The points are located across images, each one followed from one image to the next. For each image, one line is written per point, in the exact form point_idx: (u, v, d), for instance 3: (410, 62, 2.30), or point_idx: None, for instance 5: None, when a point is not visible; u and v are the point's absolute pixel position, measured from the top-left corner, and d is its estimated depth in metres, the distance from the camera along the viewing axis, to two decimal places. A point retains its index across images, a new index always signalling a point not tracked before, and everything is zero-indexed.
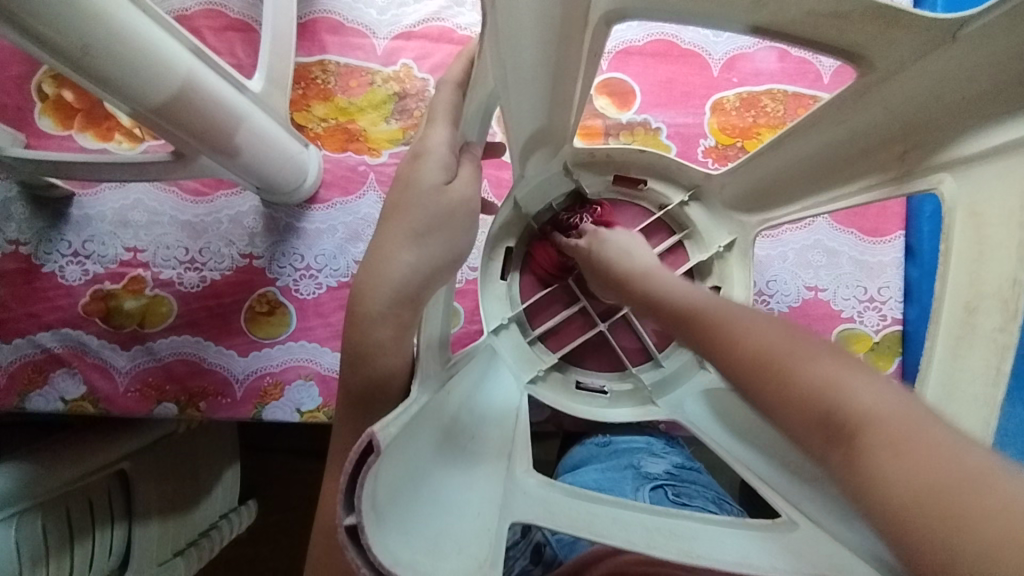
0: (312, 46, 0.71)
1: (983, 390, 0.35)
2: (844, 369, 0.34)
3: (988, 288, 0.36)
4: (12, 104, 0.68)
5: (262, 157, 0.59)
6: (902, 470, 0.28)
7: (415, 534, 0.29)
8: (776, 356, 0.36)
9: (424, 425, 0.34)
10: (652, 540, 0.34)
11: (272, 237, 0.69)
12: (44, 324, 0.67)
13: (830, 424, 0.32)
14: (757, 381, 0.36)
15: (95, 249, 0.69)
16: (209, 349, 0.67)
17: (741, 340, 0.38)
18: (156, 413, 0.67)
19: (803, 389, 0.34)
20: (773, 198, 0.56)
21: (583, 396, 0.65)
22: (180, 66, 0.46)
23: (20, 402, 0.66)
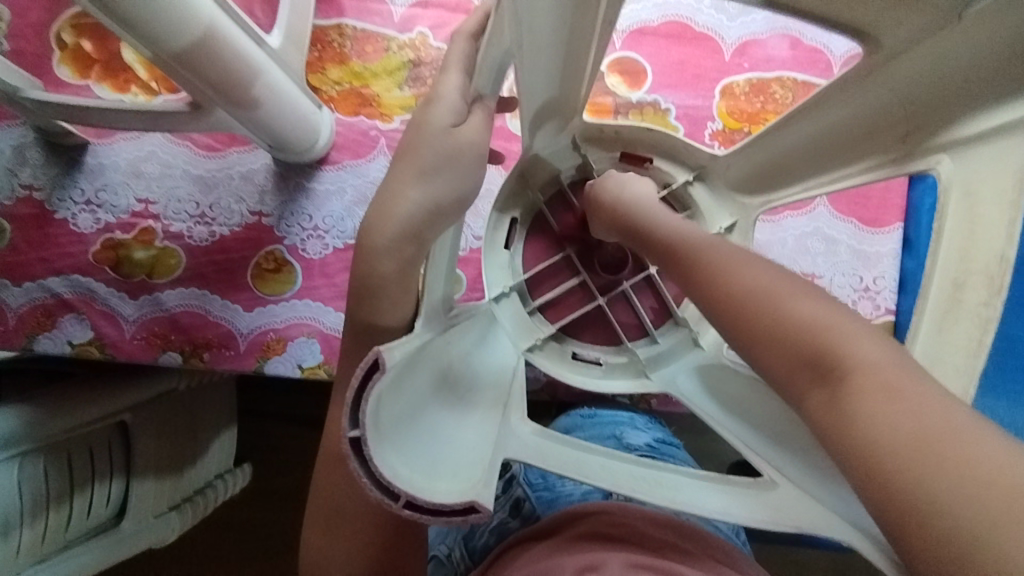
0: (330, 9, 0.71)
1: (965, 362, 0.37)
2: (830, 312, 0.36)
3: (975, 265, 0.37)
4: (31, 51, 0.69)
5: (277, 113, 0.60)
6: (896, 415, 0.30)
7: (414, 455, 0.31)
8: (774, 294, 0.37)
9: (425, 361, 0.36)
10: (638, 485, 0.36)
11: (282, 196, 0.70)
12: (55, 270, 0.68)
13: (819, 364, 0.34)
14: (752, 317, 0.37)
15: (108, 199, 0.70)
16: (215, 303, 0.69)
17: (742, 280, 0.39)
18: (161, 362, 0.68)
19: (796, 326, 0.35)
20: (777, 180, 0.57)
21: (579, 366, 0.66)
22: (203, 13, 0.47)
23: (28, 343, 0.68)
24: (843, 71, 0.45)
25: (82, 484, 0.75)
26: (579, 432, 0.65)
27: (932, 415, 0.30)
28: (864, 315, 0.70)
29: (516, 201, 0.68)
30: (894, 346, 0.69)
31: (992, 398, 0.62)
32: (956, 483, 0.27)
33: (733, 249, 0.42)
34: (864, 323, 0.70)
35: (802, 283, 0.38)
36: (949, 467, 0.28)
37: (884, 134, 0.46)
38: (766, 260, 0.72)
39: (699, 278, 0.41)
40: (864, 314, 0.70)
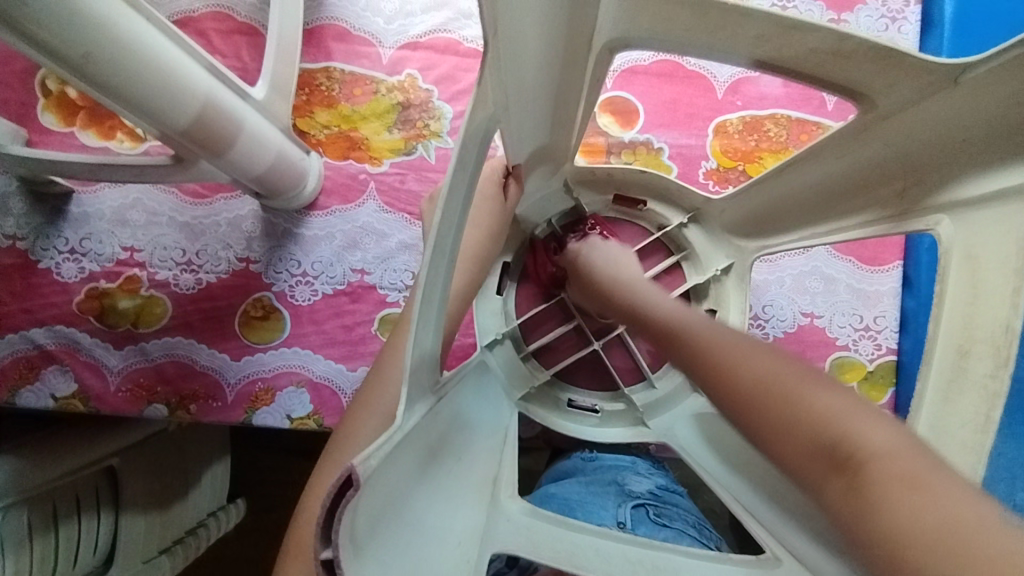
0: (318, 52, 0.71)
1: (972, 436, 0.35)
2: (837, 399, 0.37)
3: (981, 333, 0.36)
4: (15, 99, 0.68)
5: (264, 167, 0.59)
6: (918, 507, 0.30)
7: (393, 564, 0.31)
8: (786, 386, 0.39)
9: (410, 447, 0.34)
10: (632, 572, 0.38)
11: (269, 242, 0.69)
12: (38, 321, 0.67)
13: (835, 455, 0.35)
14: (764, 404, 0.39)
15: (93, 247, 0.68)
16: (202, 352, 0.67)
17: (749, 365, 0.41)
18: (147, 414, 0.67)
19: (810, 416, 0.37)
20: (772, 225, 0.56)
21: (575, 415, 0.65)
22: (185, 73, 0.46)
23: (10, 398, 0.66)
24: (838, 126, 0.45)
25: (67, 527, 0.73)
26: (579, 477, 0.62)
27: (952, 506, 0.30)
28: (864, 355, 0.68)
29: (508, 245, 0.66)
30: (897, 387, 0.67)
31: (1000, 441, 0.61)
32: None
33: (740, 334, 0.44)
34: (865, 363, 0.68)
35: (806, 370, 0.40)
36: (981, 559, 0.27)
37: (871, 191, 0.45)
38: (764, 300, 0.70)
39: (707, 364, 0.43)
40: (864, 354, 0.68)
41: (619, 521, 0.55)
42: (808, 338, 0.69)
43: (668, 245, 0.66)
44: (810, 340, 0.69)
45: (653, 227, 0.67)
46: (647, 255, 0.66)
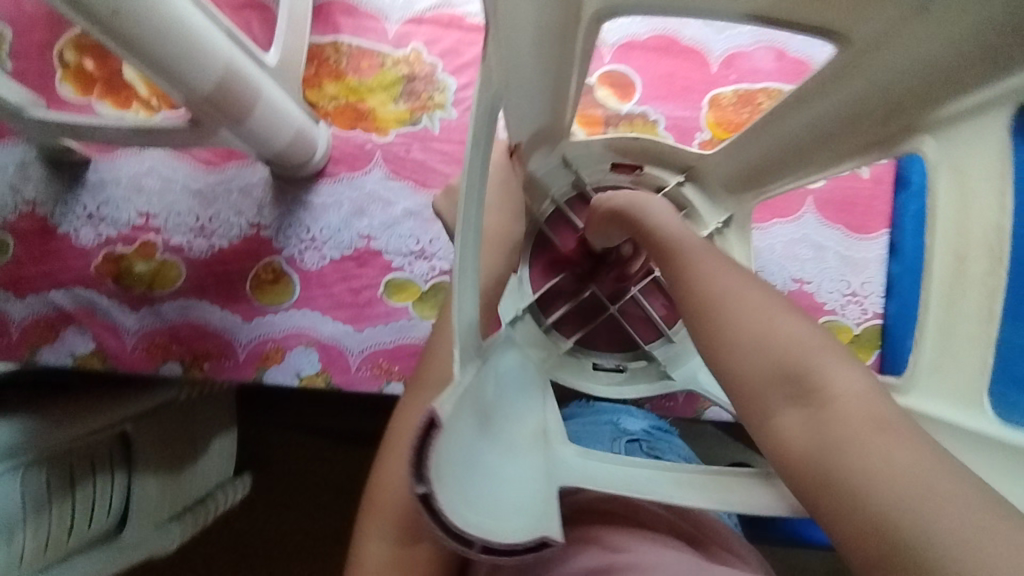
0: (326, 27, 0.73)
1: (979, 327, 0.39)
2: (799, 329, 0.40)
3: (974, 236, 0.40)
4: (35, 70, 0.71)
5: (282, 133, 0.62)
6: (902, 458, 0.34)
7: (480, 498, 0.35)
8: (762, 313, 0.40)
9: (471, 401, 0.37)
10: (686, 491, 0.42)
11: (279, 209, 0.71)
12: (57, 283, 0.70)
13: (802, 384, 0.38)
14: (743, 333, 0.40)
15: (109, 213, 0.71)
16: (215, 314, 0.70)
17: (718, 292, 0.42)
18: (162, 372, 0.70)
19: (782, 345, 0.39)
20: (768, 173, 0.58)
21: (601, 377, 0.67)
22: (207, 40, 0.49)
23: (31, 356, 0.69)
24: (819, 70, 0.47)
25: (83, 486, 0.75)
26: (577, 419, 0.65)
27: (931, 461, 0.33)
28: (852, 319, 0.71)
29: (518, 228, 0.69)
30: (884, 349, 0.70)
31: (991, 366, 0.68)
32: (948, 520, 0.31)
33: (712, 262, 0.44)
34: (853, 327, 0.71)
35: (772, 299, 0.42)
36: (954, 503, 0.31)
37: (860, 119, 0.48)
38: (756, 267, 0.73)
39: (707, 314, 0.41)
40: (852, 318, 0.71)
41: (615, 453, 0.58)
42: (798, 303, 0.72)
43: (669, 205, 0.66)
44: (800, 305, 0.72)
45: (652, 188, 0.67)
46: None
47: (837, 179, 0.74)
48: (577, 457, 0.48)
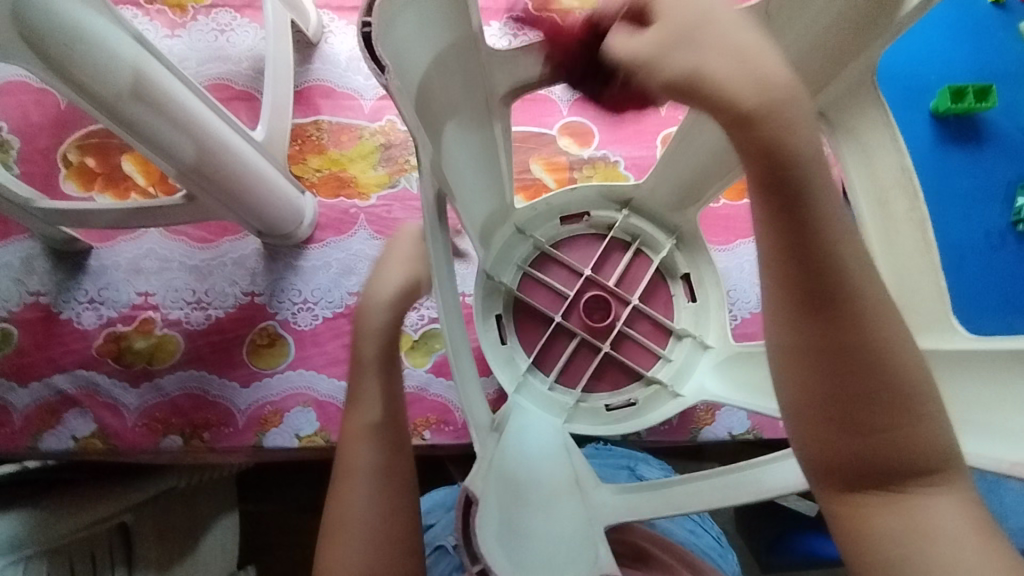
0: (307, 109, 0.80)
1: (922, 260, 0.45)
2: (936, 426, 0.32)
3: (885, 181, 0.46)
4: (41, 172, 0.77)
5: (275, 203, 0.68)
6: (986, 557, 0.31)
7: (528, 561, 0.39)
8: (916, 402, 0.32)
9: (494, 481, 0.42)
10: (724, 496, 0.42)
11: (272, 276, 0.75)
12: (60, 367, 0.72)
13: (911, 473, 0.32)
14: (882, 415, 0.32)
15: (110, 295, 0.75)
16: (213, 383, 0.72)
17: (896, 383, 0.32)
18: (163, 446, 0.70)
19: (919, 435, 0.32)
20: (703, 181, 0.63)
21: (616, 416, 0.67)
22: (210, 123, 0.55)
23: (33, 442, 0.70)
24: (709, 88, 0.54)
25: None
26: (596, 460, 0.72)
27: (1011, 564, 0.31)
28: None
29: (495, 300, 0.69)
30: None
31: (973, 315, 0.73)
32: None
33: (897, 341, 0.32)
34: None
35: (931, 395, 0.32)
36: None
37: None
38: (729, 286, 0.76)
39: (822, 362, 0.32)
40: None
41: None
42: None
43: (622, 238, 0.72)
44: None
45: (603, 227, 0.72)
46: (608, 256, 0.72)
47: None
48: (612, 493, 0.48)
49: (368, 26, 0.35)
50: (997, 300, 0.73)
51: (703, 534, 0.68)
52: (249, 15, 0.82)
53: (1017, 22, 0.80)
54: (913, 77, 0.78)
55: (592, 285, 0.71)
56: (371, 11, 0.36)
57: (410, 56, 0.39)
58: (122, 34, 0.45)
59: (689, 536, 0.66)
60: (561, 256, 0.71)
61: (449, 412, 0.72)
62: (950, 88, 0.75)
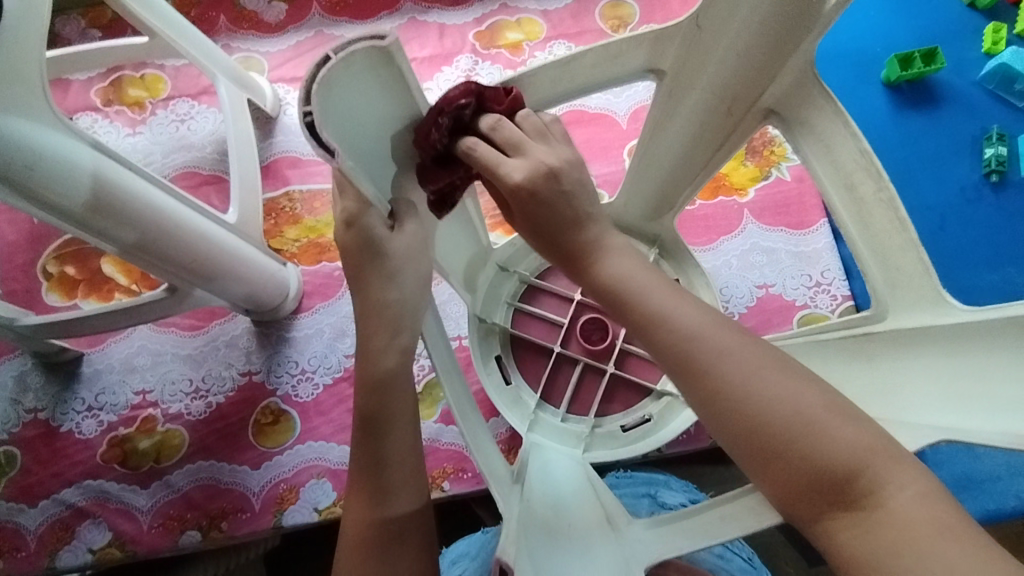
0: (277, 181, 0.81)
1: (898, 234, 0.45)
2: (832, 428, 0.30)
3: (848, 164, 0.46)
4: (22, 288, 0.77)
5: (258, 282, 0.68)
6: (945, 549, 0.27)
7: None
8: (797, 409, 0.31)
9: (526, 540, 0.41)
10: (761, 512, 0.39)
11: (266, 351, 0.75)
12: (67, 481, 0.71)
13: (833, 484, 0.30)
14: (764, 434, 0.31)
15: (107, 399, 0.74)
16: (224, 470, 0.71)
17: (746, 402, 0.32)
18: (182, 543, 0.69)
19: (809, 441, 0.30)
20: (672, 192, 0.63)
21: (634, 438, 0.66)
22: (180, 214, 0.55)
23: (50, 562, 0.68)
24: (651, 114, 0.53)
25: None
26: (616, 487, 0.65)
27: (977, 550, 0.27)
28: (825, 307, 0.74)
29: (491, 341, 0.69)
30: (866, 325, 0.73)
31: (960, 271, 0.73)
32: None
33: (743, 359, 0.32)
34: (829, 314, 0.74)
35: (807, 398, 0.31)
36: None
37: (722, 121, 0.53)
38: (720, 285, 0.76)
39: (722, 398, 0.32)
40: (825, 306, 0.74)
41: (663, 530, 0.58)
42: (770, 306, 0.75)
43: None
44: (772, 307, 0.75)
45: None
46: None
47: (765, 187, 0.79)
48: (646, 527, 0.45)
49: (309, 116, 0.35)
50: (987, 254, 0.73)
51: (733, 557, 0.58)
52: (207, 101, 0.84)
53: None
54: (859, 52, 0.80)
55: (586, 307, 0.70)
56: (309, 98, 0.35)
57: (363, 127, 0.40)
58: (79, 146, 0.46)
59: (717, 563, 0.56)
60: (548, 285, 0.71)
61: (465, 459, 0.71)
62: (897, 57, 0.77)
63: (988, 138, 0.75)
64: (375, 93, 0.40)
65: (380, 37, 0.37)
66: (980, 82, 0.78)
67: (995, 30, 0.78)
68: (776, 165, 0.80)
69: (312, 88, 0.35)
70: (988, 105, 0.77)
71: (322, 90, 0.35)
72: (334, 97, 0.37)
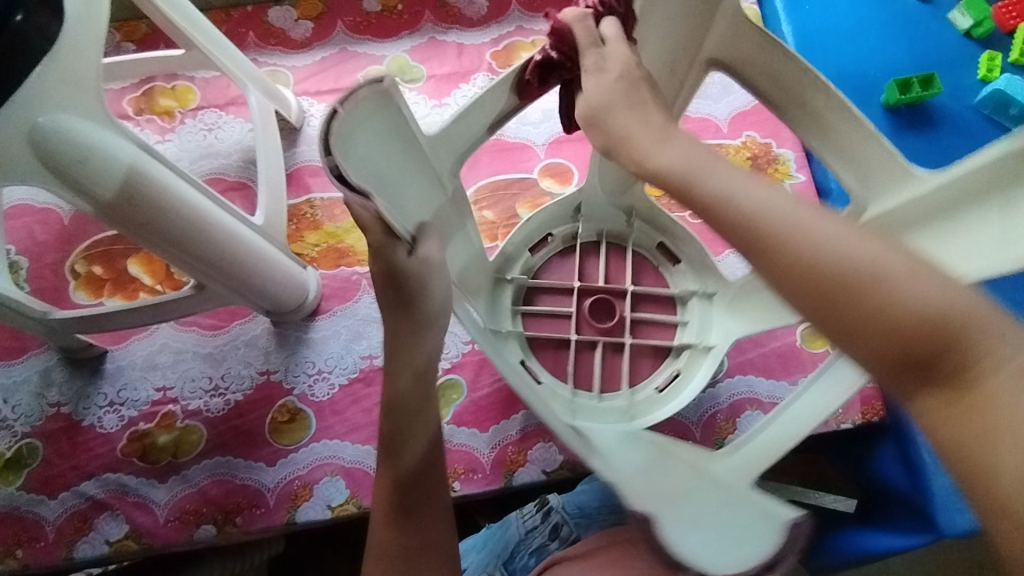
0: (299, 188, 0.84)
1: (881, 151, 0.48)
2: (926, 288, 0.29)
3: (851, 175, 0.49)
4: (51, 286, 0.80)
5: (282, 282, 0.71)
6: None
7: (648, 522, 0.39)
8: (881, 271, 0.30)
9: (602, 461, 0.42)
10: None
11: (284, 352, 0.77)
12: (87, 474, 0.73)
13: (931, 349, 0.28)
14: (852, 300, 0.30)
15: (129, 395, 0.76)
16: (240, 466, 0.73)
17: (825, 268, 0.30)
18: (197, 537, 0.70)
19: (897, 305, 0.29)
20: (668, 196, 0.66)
21: (667, 397, 0.68)
22: (217, 217, 0.58)
23: (68, 552, 0.70)
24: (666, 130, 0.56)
25: None
26: None
27: None
28: None
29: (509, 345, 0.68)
30: None
31: None
32: None
33: (819, 227, 0.31)
34: None
35: (895, 257, 0.30)
36: None
37: None
38: None
39: (793, 271, 0.31)
40: None
41: None
42: None
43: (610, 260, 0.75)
44: None
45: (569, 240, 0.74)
46: None
47: None
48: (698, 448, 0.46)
49: (331, 162, 0.38)
50: None
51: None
52: (234, 111, 0.87)
53: (946, 13, 0.86)
54: (861, 77, 0.84)
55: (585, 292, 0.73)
56: (329, 147, 0.38)
57: (374, 165, 0.43)
58: (128, 145, 0.49)
59: None
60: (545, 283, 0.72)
61: (476, 459, 0.72)
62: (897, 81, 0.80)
63: None
64: (377, 132, 0.44)
65: (378, 81, 0.42)
66: (976, 106, 0.81)
67: (990, 57, 0.82)
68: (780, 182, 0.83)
69: (331, 138, 0.38)
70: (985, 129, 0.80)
71: (338, 138, 0.39)
72: (346, 143, 0.40)
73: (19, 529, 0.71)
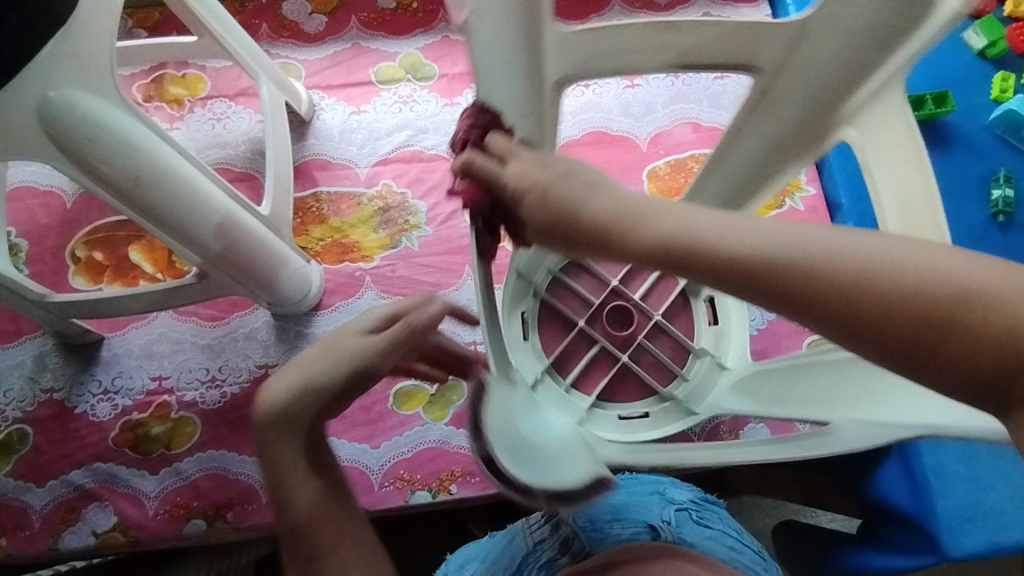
0: (306, 182, 0.83)
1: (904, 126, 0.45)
2: (1008, 299, 0.25)
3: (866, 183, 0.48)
4: (50, 270, 0.79)
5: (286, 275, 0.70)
6: None
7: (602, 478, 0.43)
8: (949, 292, 0.25)
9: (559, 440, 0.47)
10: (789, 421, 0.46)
11: (284, 346, 0.76)
12: (77, 463, 0.71)
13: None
14: (927, 335, 0.25)
15: (124, 384, 0.75)
16: (234, 460, 0.71)
17: (886, 307, 0.26)
18: (186, 531, 0.69)
19: (979, 330, 0.25)
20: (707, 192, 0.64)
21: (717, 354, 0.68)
22: (225, 206, 0.57)
23: (54, 542, 0.68)
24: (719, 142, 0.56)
25: None
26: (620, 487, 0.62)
27: None
28: None
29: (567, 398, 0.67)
30: None
31: None
32: None
33: (861, 255, 0.26)
34: None
35: (956, 267, 0.25)
36: None
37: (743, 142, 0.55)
38: None
39: (865, 320, 0.26)
40: None
41: (667, 519, 0.56)
42: (781, 329, 0.76)
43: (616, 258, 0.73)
44: (783, 331, 0.76)
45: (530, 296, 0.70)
46: None
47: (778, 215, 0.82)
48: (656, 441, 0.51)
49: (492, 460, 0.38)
50: None
51: (744, 550, 0.57)
52: (244, 102, 0.87)
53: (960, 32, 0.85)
54: None
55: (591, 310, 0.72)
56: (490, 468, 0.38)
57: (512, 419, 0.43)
58: (139, 127, 0.48)
59: (731, 553, 0.55)
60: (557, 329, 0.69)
61: (474, 463, 0.71)
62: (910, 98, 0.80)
63: (996, 180, 0.78)
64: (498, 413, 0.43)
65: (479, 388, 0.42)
66: (988, 126, 0.81)
67: (1004, 78, 0.81)
68: (790, 195, 0.83)
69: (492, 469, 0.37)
70: (997, 149, 0.80)
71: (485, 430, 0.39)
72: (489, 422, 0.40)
73: (5, 517, 0.69)
